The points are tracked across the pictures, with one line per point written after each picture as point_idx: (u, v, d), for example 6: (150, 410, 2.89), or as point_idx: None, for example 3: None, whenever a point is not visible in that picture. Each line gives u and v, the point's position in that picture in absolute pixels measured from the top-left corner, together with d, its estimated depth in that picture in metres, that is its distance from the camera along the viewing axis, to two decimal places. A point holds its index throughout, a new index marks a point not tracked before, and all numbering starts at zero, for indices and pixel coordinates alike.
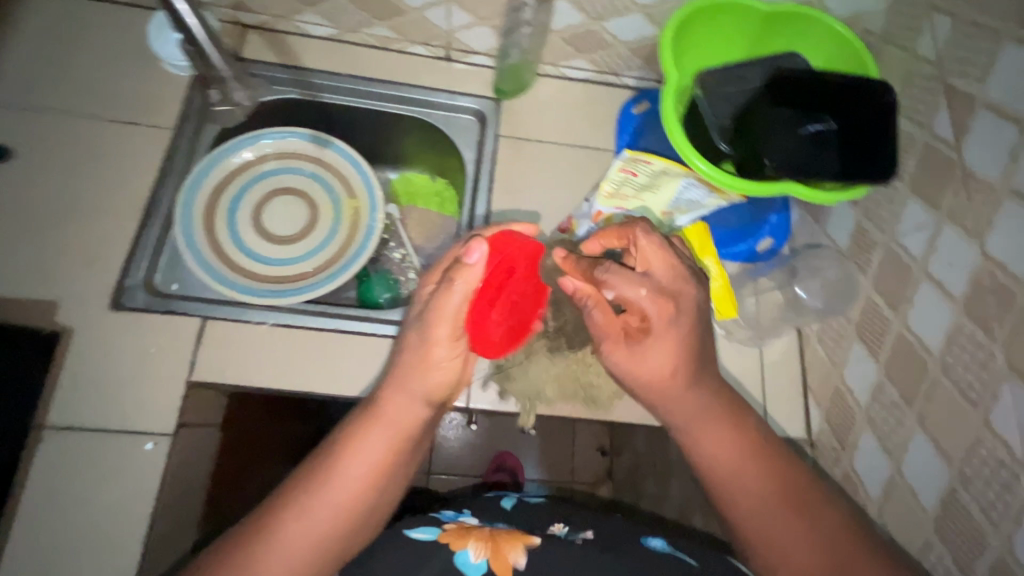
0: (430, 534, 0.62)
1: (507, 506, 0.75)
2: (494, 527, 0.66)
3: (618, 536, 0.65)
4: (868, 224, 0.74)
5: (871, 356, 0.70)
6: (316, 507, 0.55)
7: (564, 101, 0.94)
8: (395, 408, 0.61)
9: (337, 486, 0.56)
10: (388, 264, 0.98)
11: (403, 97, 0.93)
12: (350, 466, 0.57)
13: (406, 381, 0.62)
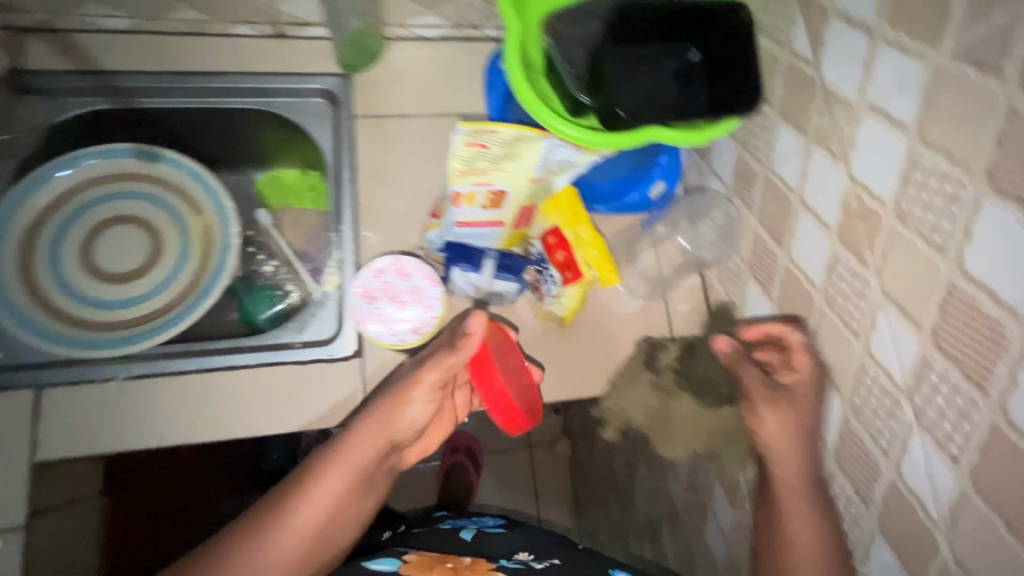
0: (389, 567, 0.61)
1: (467, 534, 0.74)
2: (458, 555, 0.66)
3: (580, 561, 0.67)
4: (748, 156, 0.70)
5: (765, 293, 0.68)
6: (285, 535, 0.59)
7: (422, 66, 0.84)
8: (358, 442, 0.62)
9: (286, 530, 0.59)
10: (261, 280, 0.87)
11: (234, 88, 0.81)
12: (304, 506, 0.60)
13: (365, 419, 0.62)
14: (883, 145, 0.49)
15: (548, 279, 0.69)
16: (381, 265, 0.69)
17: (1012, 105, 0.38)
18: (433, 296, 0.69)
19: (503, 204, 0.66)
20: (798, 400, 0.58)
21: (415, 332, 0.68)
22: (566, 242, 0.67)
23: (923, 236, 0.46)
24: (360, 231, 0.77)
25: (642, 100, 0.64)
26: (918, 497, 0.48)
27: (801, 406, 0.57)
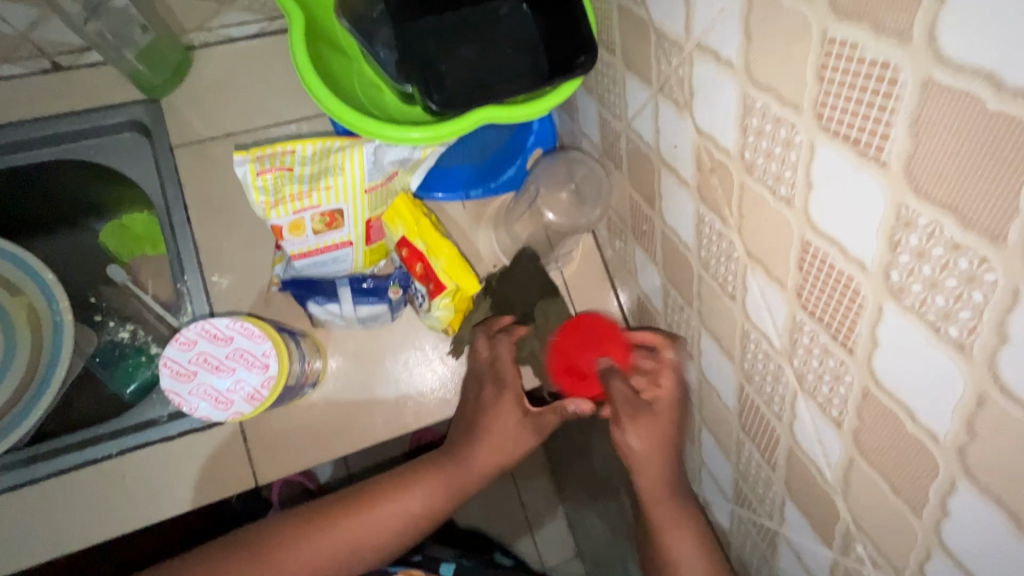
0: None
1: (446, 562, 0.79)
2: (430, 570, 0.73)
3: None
4: (607, 112, 0.63)
5: (651, 258, 0.63)
6: (355, 525, 0.60)
7: (239, 72, 0.73)
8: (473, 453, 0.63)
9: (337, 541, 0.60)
10: (120, 348, 0.78)
11: (20, 140, 0.68)
12: (387, 501, 0.62)
13: (478, 445, 0.63)
14: (718, 89, 0.43)
15: (417, 296, 0.63)
16: (187, 336, 0.54)
17: (824, 30, 0.32)
18: (261, 355, 0.55)
19: (343, 223, 0.58)
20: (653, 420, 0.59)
21: (250, 403, 0.55)
22: (418, 253, 0.61)
23: (770, 188, 0.41)
24: (208, 275, 0.68)
25: (470, 76, 0.55)
26: (813, 461, 0.45)
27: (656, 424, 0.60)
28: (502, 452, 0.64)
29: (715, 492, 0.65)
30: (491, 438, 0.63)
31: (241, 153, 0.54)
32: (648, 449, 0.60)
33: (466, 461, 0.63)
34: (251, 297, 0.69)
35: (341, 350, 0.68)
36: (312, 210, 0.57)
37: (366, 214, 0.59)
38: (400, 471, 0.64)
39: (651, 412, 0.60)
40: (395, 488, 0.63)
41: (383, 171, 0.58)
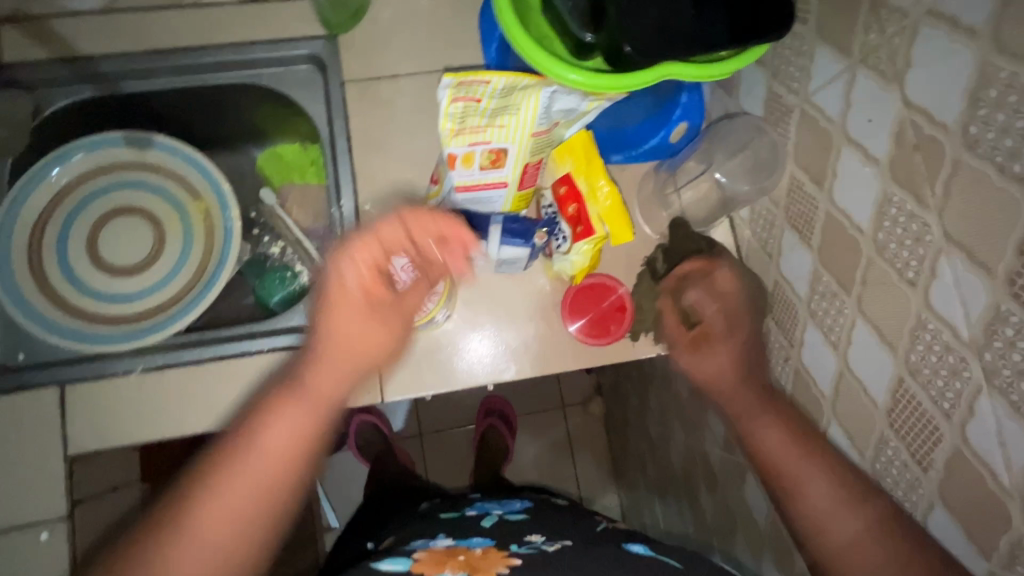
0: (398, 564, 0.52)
1: (486, 522, 0.70)
2: (467, 548, 0.57)
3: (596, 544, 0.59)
4: (779, 86, 0.61)
5: (803, 242, 0.61)
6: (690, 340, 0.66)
7: (411, 18, 0.77)
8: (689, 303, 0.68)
9: (226, 490, 0.48)
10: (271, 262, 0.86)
11: (218, 61, 0.76)
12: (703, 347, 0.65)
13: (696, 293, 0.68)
14: (947, 58, 0.41)
15: (557, 237, 0.67)
16: None
17: None
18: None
19: (504, 164, 0.61)
20: (718, 343, 0.65)
21: (418, 313, 0.66)
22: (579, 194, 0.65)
23: (996, 166, 0.38)
24: (362, 205, 0.74)
25: (658, 21, 0.55)
26: (988, 465, 0.42)
27: (722, 347, 0.64)
28: (342, 333, 0.55)
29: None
30: (342, 304, 0.55)
31: (446, 77, 0.58)
32: (717, 377, 0.64)
33: (291, 386, 0.54)
34: None
35: (470, 293, 0.71)
36: (481, 146, 0.60)
37: (527, 157, 0.61)
38: (232, 429, 0.52)
39: (724, 336, 0.65)
40: (251, 427, 0.52)
41: (551, 118, 0.59)
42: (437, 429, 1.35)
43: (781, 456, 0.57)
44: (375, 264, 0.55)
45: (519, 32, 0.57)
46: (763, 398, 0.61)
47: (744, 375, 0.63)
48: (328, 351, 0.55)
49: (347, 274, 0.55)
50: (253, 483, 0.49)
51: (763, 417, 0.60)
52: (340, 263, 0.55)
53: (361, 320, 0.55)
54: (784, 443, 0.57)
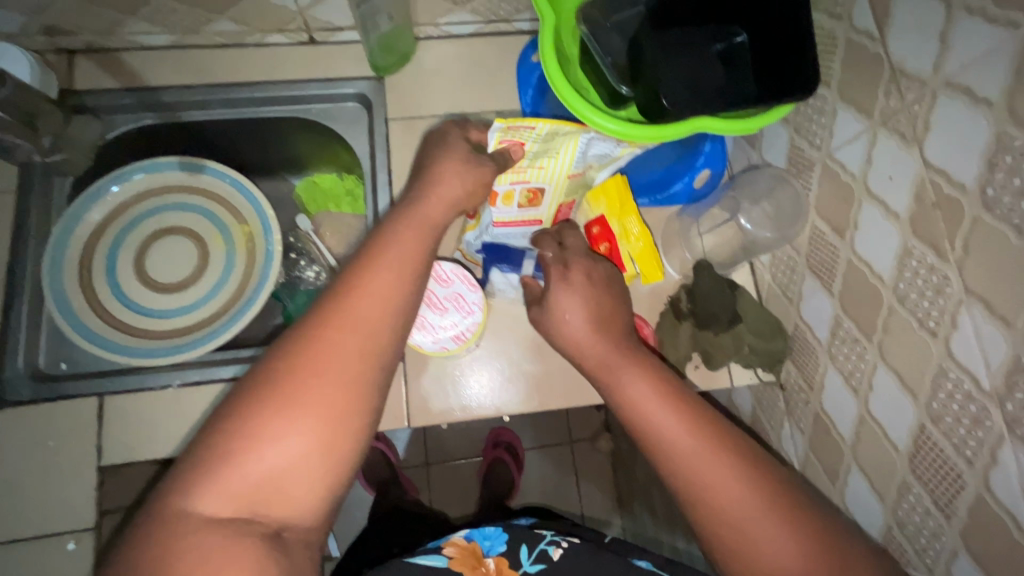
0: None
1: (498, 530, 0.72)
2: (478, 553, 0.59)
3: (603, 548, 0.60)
4: (802, 141, 0.65)
5: (824, 288, 0.64)
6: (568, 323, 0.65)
7: (454, 63, 0.83)
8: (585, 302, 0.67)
9: (344, 332, 0.50)
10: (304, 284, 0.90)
11: (272, 96, 0.81)
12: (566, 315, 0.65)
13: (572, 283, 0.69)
14: (965, 126, 0.44)
15: None
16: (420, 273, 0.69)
17: None
18: (473, 300, 0.70)
19: (539, 203, 0.69)
20: (574, 281, 0.65)
21: (457, 340, 0.70)
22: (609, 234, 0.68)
23: (1013, 226, 0.41)
24: None
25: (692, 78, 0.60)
26: (1012, 514, 0.44)
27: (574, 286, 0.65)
28: (399, 253, 0.56)
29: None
30: (408, 227, 0.59)
31: (496, 121, 0.60)
32: (574, 326, 0.63)
33: (396, 235, 0.58)
34: None
35: (497, 323, 0.73)
36: (523, 185, 0.67)
37: (563, 196, 0.69)
38: (334, 285, 0.54)
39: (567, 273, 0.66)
40: (352, 277, 0.53)
41: (589, 162, 0.66)
42: (444, 457, 1.35)
43: (642, 403, 0.58)
44: (467, 155, 0.65)
45: (560, 84, 0.61)
46: (631, 355, 0.61)
47: (600, 328, 0.63)
48: (430, 207, 0.61)
49: (449, 165, 0.64)
50: (368, 334, 0.51)
51: (625, 368, 0.60)
52: (444, 178, 0.63)
53: (459, 178, 0.63)
54: (642, 388, 0.58)
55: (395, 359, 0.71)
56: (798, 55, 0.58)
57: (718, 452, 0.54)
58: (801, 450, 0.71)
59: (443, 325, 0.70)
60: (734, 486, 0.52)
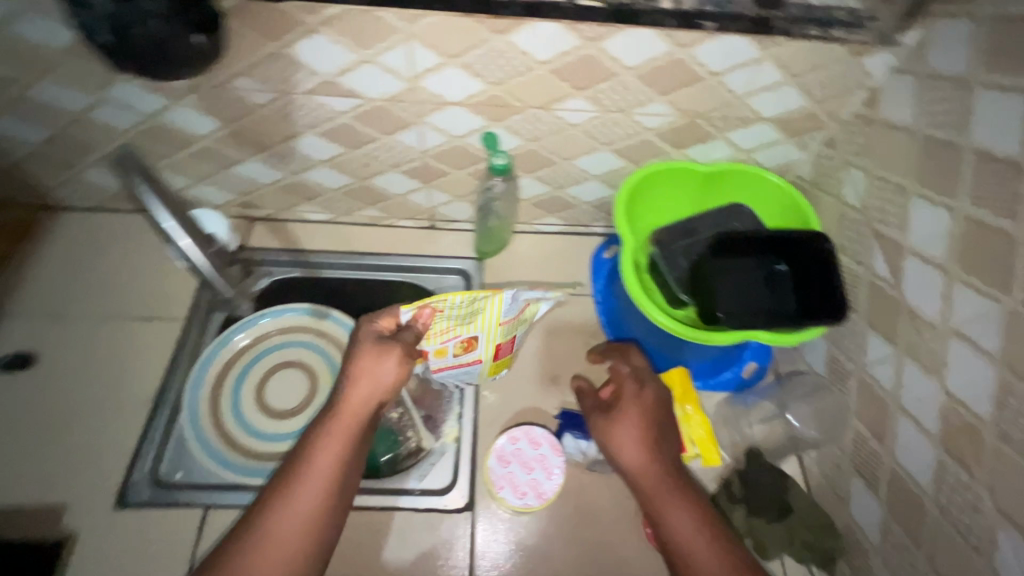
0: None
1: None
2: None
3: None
4: (839, 353, 0.77)
5: (871, 490, 0.69)
6: (628, 430, 0.72)
7: (541, 254, 1.02)
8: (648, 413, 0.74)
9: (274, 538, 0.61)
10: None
11: (394, 265, 1.01)
12: (621, 428, 0.72)
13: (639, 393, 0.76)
14: (975, 370, 0.55)
15: None
16: (514, 433, 0.82)
17: None
18: (554, 464, 0.81)
19: (477, 346, 0.80)
20: (632, 403, 0.74)
21: (539, 498, 0.79)
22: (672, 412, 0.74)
23: None
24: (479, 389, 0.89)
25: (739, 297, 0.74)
26: None
27: (632, 406, 0.74)
28: (336, 444, 0.66)
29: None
30: (336, 417, 0.68)
31: (408, 304, 0.73)
32: (627, 442, 0.71)
33: (319, 427, 0.68)
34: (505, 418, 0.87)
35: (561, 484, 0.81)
36: (455, 336, 0.79)
37: (496, 339, 0.80)
38: (270, 490, 0.65)
39: (632, 398, 0.74)
40: (284, 483, 0.64)
41: (518, 309, 0.77)
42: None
43: (683, 539, 0.64)
44: (379, 337, 0.73)
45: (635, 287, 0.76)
46: (675, 485, 0.68)
47: (653, 453, 0.70)
48: (349, 403, 0.69)
49: (364, 355, 0.71)
50: (292, 538, 0.61)
51: (670, 500, 0.67)
52: (358, 370, 0.70)
53: (370, 371, 0.70)
54: (684, 521, 0.65)
55: (466, 508, 0.79)
56: (827, 292, 0.72)
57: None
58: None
59: (525, 483, 0.79)
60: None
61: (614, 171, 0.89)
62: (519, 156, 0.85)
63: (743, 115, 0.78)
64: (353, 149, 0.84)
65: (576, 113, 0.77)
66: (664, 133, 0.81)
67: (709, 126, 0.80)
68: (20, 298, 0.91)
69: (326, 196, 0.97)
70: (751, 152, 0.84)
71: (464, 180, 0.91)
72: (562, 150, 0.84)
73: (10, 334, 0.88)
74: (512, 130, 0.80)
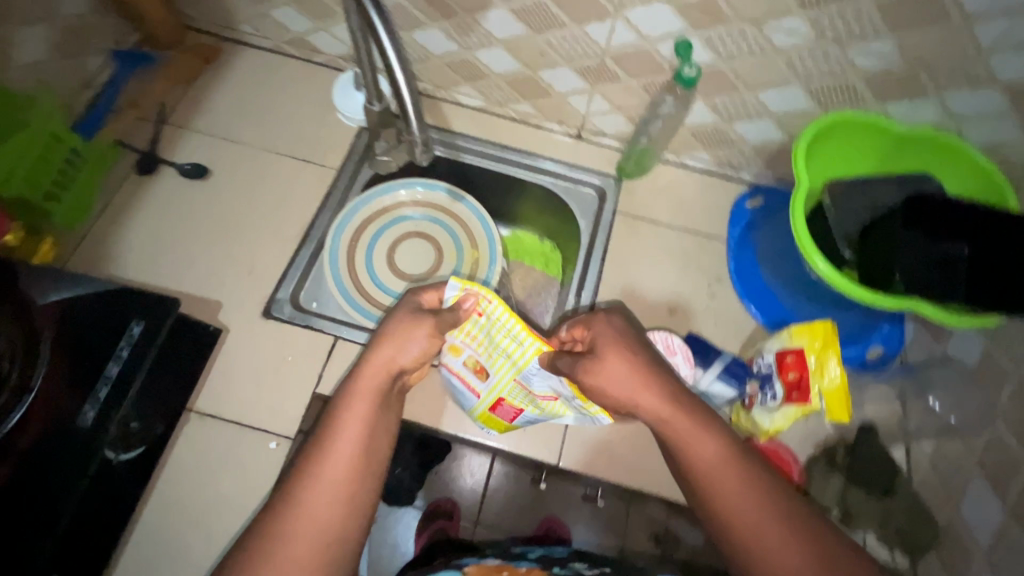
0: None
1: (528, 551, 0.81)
2: (512, 567, 0.70)
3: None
4: (999, 354, 0.72)
5: (996, 494, 0.67)
6: (653, 404, 0.64)
7: (683, 188, 0.99)
8: (606, 374, 0.66)
9: (320, 484, 0.60)
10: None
11: (533, 166, 1.01)
12: (620, 393, 0.65)
13: (606, 348, 0.68)
14: None
15: (766, 393, 0.75)
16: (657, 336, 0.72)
17: None
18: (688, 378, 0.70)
19: (483, 376, 0.78)
20: (611, 360, 0.67)
21: None
22: (805, 365, 0.70)
23: None
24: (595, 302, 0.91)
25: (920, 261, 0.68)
26: None
27: (613, 364, 0.66)
28: (352, 422, 0.64)
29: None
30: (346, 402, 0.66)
31: (457, 284, 0.73)
32: (655, 407, 0.64)
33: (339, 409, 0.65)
34: None
35: None
36: (475, 351, 0.77)
37: (501, 392, 0.77)
38: (287, 478, 0.62)
39: (627, 352, 0.67)
40: (328, 428, 0.64)
41: (547, 387, 0.75)
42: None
43: (701, 461, 0.61)
44: (416, 309, 0.73)
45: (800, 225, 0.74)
46: (693, 411, 0.64)
47: (651, 379, 0.65)
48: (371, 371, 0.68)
49: (396, 322, 0.72)
50: (335, 487, 0.61)
51: (688, 426, 0.63)
52: (387, 335, 0.71)
53: (407, 342, 0.70)
54: (705, 443, 0.62)
55: None
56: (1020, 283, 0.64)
57: (766, 516, 0.58)
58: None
59: None
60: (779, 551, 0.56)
61: (795, 113, 0.84)
62: (704, 73, 0.80)
63: (975, 74, 0.70)
64: (536, 33, 0.83)
65: (787, 35, 0.72)
66: (873, 78, 0.74)
67: (929, 79, 0.72)
68: (197, 115, 0.98)
69: (487, 80, 0.97)
70: (960, 121, 0.76)
71: (634, 91, 0.88)
72: (752, 76, 0.79)
73: (186, 145, 0.96)
74: (710, 43, 0.76)
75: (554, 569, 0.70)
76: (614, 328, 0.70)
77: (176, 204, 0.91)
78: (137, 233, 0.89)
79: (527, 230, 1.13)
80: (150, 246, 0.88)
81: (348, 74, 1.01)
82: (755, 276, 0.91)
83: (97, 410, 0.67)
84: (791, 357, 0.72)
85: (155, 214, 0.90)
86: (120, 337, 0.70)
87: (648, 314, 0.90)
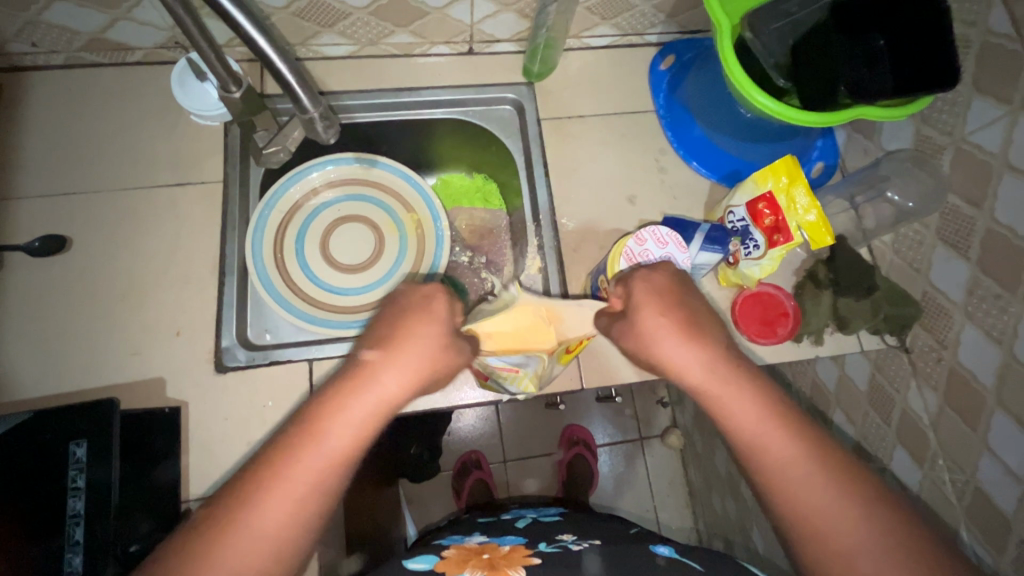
0: (426, 563, 0.59)
1: (521, 523, 0.76)
2: (495, 546, 0.64)
3: (622, 544, 0.63)
4: (933, 130, 0.76)
5: (960, 256, 0.72)
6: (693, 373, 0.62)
7: (596, 72, 0.93)
8: (646, 330, 0.65)
9: (274, 495, 0.52)
10: (459, 269, 0.98)
11: (434, 100, 0.90)
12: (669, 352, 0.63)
13: (649, 305, 0.65)
14: None
15: (748, 245, 0.76)
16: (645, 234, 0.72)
17: None
18: (683, 260, 0.72)
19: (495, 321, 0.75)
20: (643, 321, 0.65)
21: None
22: (777, 206, 0.71)
23: None
24: (557, 219, 0.86)
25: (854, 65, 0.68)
26: None
27: (645, 323, 0.65)
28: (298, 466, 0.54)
29: (1000, 480, 0.67)
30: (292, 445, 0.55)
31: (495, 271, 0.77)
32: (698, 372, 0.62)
33: (291, 447, 0.55)
34: (588, 244, 0.85)
35: None
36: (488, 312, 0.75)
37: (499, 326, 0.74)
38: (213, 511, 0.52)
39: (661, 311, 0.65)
40: (312, 428, 0.56)
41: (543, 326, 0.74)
42: (523, 455, 1.40)
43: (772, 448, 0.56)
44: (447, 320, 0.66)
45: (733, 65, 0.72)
46: (737, 380, 0.60)
47: (698, 344, 0.63)
48: (386, 375, 0.60)
49: (411, 319, 0.65)
50: (290, 496, 0.53)
51: (733, 399, 0.59)
52: (409, 340, 0.63)
53: (431, 349, 0.63)
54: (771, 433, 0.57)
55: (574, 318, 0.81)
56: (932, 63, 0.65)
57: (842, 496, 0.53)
58: (932, 408, 0.76)
59: None
60: (834, 517, 0.52)
61: None
62: None
63: None
64: None
65: None
66: None
67: None
68: (21, 178, 0.78)
69: (351, 19, 0.82)
70: None
71: None
72: None
73: (23, 219, 0.77)
74: None
75: (539, 545, 0.64)
76: (674, 275, 0.68)
77: (47, 290, 0.74)
78: (14, 342, 0.72)
79: (453, 172, 1.04)
80: (40, 349, 0.72)
81: (181, 63, 0.82)
82: (694, 133, 0.89)
83: (84, 553, 0.56)
84: (762, 204, 0.73)
85: (25, 311, 0.73)
86: (64, 466, 0.58)
87: (611, 212, 0.87)
